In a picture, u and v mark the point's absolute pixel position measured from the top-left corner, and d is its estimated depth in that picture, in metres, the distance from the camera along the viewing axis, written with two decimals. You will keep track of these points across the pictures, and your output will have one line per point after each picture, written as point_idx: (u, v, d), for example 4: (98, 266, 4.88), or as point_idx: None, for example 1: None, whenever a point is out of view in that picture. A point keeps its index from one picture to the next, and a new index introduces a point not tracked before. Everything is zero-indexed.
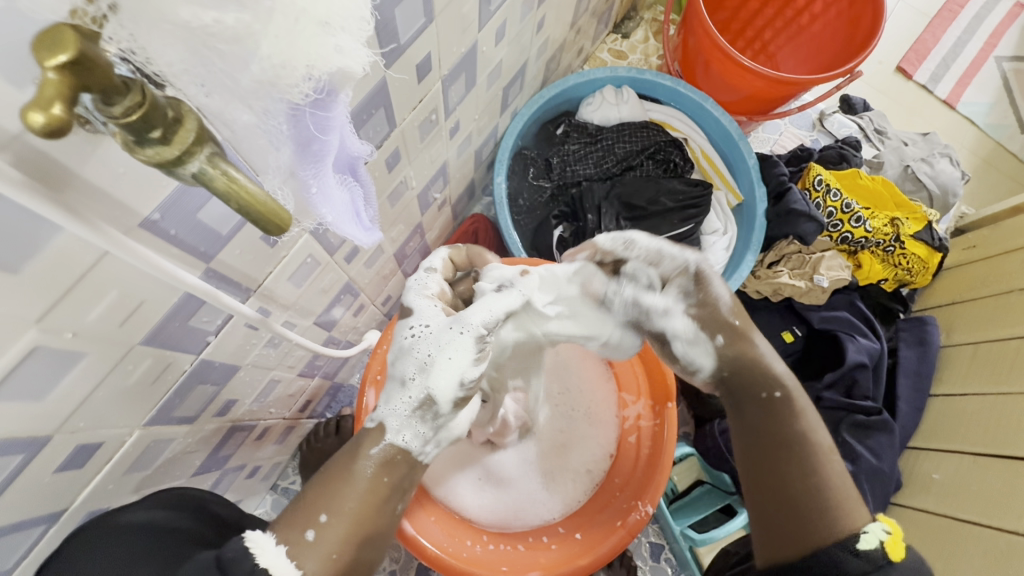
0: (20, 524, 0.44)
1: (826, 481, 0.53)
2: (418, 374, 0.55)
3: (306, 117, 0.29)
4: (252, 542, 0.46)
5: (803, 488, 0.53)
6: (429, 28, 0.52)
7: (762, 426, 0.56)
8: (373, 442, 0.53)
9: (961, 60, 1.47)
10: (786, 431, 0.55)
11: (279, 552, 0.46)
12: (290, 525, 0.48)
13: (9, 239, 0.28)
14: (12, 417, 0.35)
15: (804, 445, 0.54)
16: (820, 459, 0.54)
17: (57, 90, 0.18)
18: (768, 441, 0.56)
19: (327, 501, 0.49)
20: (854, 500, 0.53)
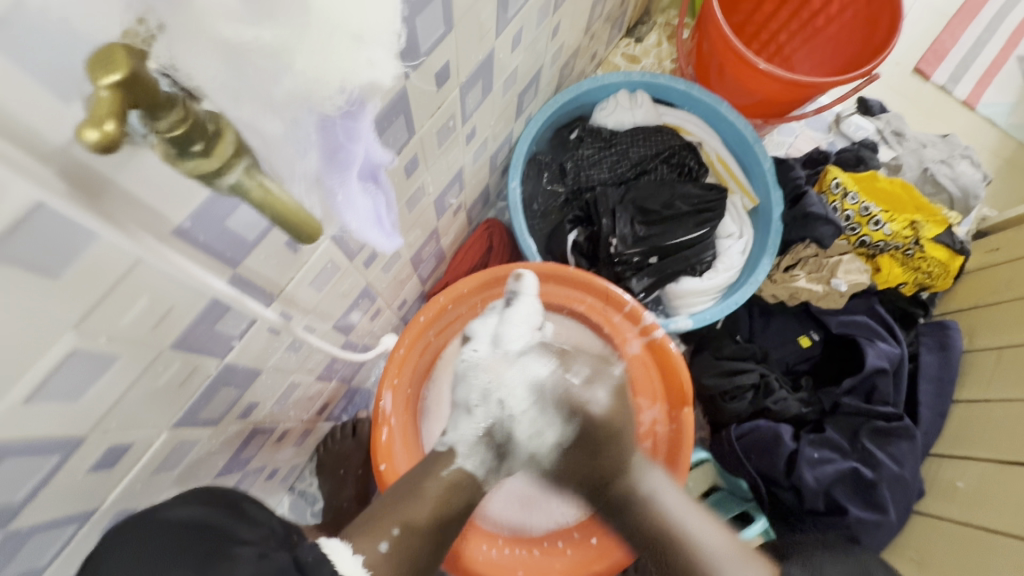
0: (54, 522, 0.45)
1: (700, 559, 0.64)
2: (478, 400, 0.76)
3: (336, 127, 0.30)
4: (328, 548, 0.56)
5: (685, 560, 0.65)
6: (448, 37, 0.52)
7: (638, 530, 0.70)
8: (446, 465, 0.70)
9: (981, 60, 1.45)
10: (650, 524, 0.69)
11: (356, 560, 0.56)
12: (365, 537, 0.59)
13: (50, 247, 0.28)
14: (48, 418, 0.36)
15: (656, 516, 0.69)
16: (672, 520, 0.68)
17: (109, 109, 0.19)
18: (634, 525, 0.71)
19: (396, 516, 0.62)
20: (719, 549, 0.64)
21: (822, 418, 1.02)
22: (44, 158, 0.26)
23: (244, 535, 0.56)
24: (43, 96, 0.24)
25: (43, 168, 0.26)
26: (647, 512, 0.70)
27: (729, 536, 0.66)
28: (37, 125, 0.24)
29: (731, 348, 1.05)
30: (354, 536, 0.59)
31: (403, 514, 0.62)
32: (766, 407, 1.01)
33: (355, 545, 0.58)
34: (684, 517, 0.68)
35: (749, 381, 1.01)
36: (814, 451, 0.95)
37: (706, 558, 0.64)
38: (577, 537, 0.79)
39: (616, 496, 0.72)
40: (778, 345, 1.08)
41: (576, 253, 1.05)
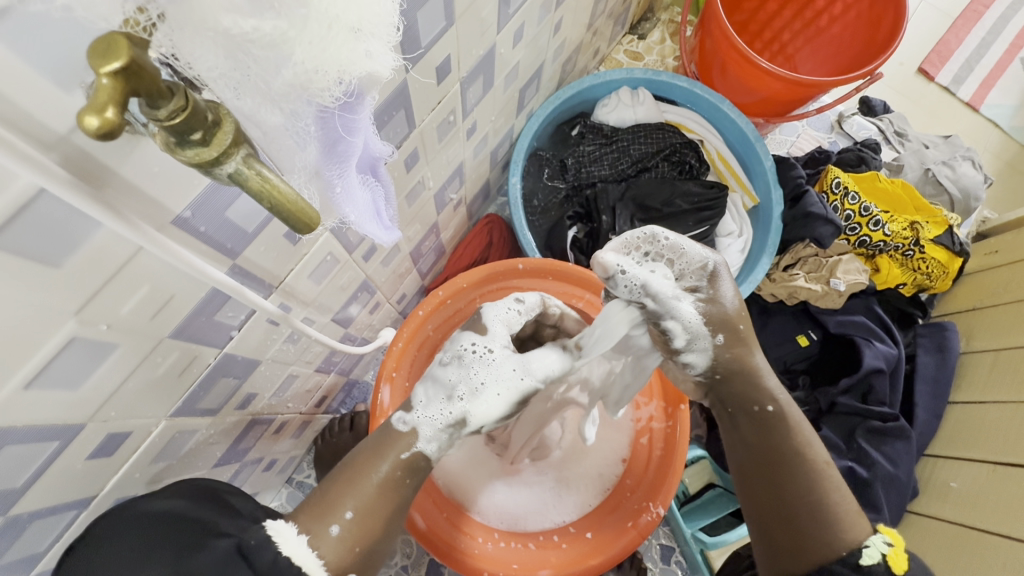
0: (53, 509, 0.46)
1: (827, 494, 0.56)
2: (466, 391, 0.57)
3: (333, 119, 0.30)
4: (276, 531, 0.49)
5: (812, 494, 0.56)
6: (449, 31, 0.53)
7: (781, 456, 0.57)
8: (404, 448, 0.55)
9: (985, 61, 1.45)
10: (792, 451, 0.57)
11: (300, 542, 0.49)
12: (313, 516, 0.50)
13: (51, 235, 0.29)
14: (48, 406, 0.37)
15: (804, 465, 0.57)
16: (819, 475, 0.57)
17: (109, 96, 0.19)
18: (770, 469, 0.58)
19: (351, 496, 0.51)
20: (847, 505, 0.57)
21: (819, 417, 1.02)
22: (46, 146, 0.26)
23: (227, 527, 0.55)
24: (44, 85, 0.24)
25: (44, 157, 0.26)
26: (794, 433, 0.58)
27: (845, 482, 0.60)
28: (38, 114, 0.25)
29: None
30: (298, 514, 0.51)
31: (356, 493, 0.51)
32: None
33: (300, 525, 0.50)
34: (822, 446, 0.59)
35: None
36: None
37: (831, 493, 0.57)
38: (572, 533, 0.80)
39: (765, 412, 0.59)
40: (777, 344, 1.07)
41: (576, 249, 1.05)
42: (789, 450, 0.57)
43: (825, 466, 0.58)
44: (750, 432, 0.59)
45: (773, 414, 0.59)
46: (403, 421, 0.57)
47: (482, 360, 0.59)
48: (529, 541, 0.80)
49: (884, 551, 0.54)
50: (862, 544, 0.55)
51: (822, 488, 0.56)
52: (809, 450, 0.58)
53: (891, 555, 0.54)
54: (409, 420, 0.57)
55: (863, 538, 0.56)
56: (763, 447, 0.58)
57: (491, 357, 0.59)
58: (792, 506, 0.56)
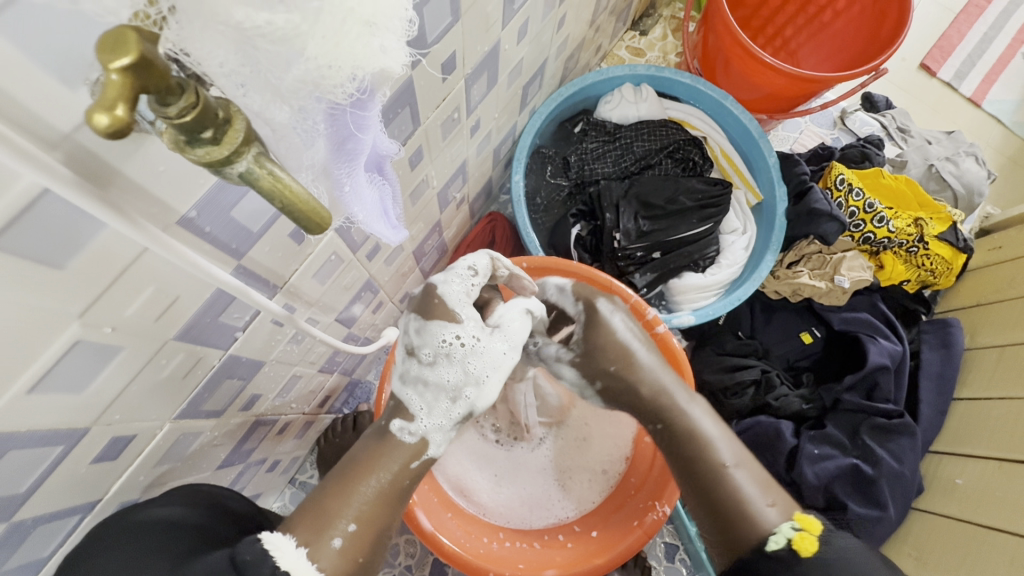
0: (57, 514, 0.45)
1: (728, 486, 0.54)
2: (470, 386, 0.56)
3: (345, 117, 0.30)
4: (273, 545, 0.46)
5: (715, 491, 0.54)
6: (456, 26, 0.52)
7: (682, 460, 0.58)
8: (413, 456, 0.54)
9: (987, 56, 1.44)
10: (688, 451, 0.57)
11: (299, 554, 0.46)
12: (312, 528, 0.48)
13: (55, 237, 0.28)
14: (52, 409, 0.36)
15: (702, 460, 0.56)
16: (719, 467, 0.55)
17: (117, 93, 0.18)
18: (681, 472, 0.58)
19: (351, 506, 0.50)
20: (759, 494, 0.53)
21: (823, 415, 1.01)
22: (48, 144, 0.25)
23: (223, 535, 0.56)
24: (47, 81, 0.23)
25: (48, 156, 0.25)
26: (689, 435, 0.58)
27: (763, 470, 0.55)
28: (39, 111, 0.24)
29: (733, 343, 1.06)
30: (296, 524, 0.49)
31: (355, 503, 0.50)
32: (766, 403, 1.00)
33: (299, 536, 0.48)
34: (726, 443, 0.57)
35: (750, 377, 1.01)
36: (814, 447, 0.96)
37: (736, 485, 0.54)
38: (577, 532, 0.80)
39: (663, 422, 0.60)
40: (780, 341, 1.07)
41: (579, 247, 1.04)
42: (687, 453, 0.57)
43: (724, 463, 0.55)
44: (659, 444, 0.61)
45: (668, 424, 0.60)
46: (406, 431, 0.55)
47: (475, 353, 0.56)
48: (534, 540, 0.80)
49: (789, 535, 0.48)
50: (769, 532, 0.50)
51: (723, 481, 0.54)
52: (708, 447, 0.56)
53: (797, 539, 0.48)
54: (415, 429, 0.55)
55: (774, 524, 0.51)
56: (669, 453, 0.60)
57: (480, 346, 0.56)
58: (707, 506, 0.55)
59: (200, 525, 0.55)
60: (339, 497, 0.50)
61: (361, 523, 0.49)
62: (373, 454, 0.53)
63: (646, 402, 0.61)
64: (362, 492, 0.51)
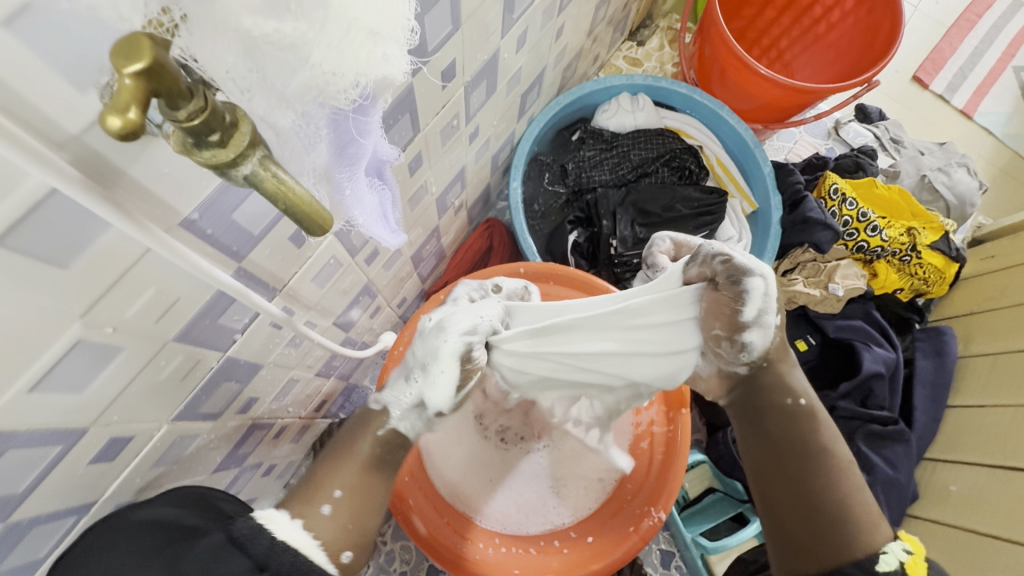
0: (53, 515, 0.45)
1: (845, 496, 0.54)
2: (416, 368, 0.56)
3: (347, 121, 0.31)
4: (266, 519, 0.47)
5: (826, 490, 0.54)
6: (455, 36, 0.53)
7: (798, 444, 0.57)
8: (378, 424, 0.56)
9: (978, 69, 1.46)
10: (809, 444, 0.57)
11: (293, 525, 0.48)
12: (302, 501, 0.50)
13: (60, 237, 0.29)
14: (52, 408, 0.36)
15: (827, 456, 0.56)
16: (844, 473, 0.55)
17: (131, 96, 0.19)
18: (791, 456, 0.56)
19: (337, 475, 0.52)
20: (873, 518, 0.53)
21: None
22: (58, 146, 0.26)
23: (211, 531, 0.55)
24: (58, 84, 0.24)
25: (56, 157, 0.26)
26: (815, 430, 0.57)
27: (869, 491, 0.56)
28: (50, 113, 0.24)
29: None
30: (290, 501, 0.50)
31: (339, 472, 0.52)
32: None
33: (289, 510, 0.49)
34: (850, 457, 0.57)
35: None
36: None
37: (845, 487, 0.54)
38: (573, 537, 0.80)
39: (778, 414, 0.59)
40: None
41: (576, 253, 1.05)
42: (808, 446, 0.56)
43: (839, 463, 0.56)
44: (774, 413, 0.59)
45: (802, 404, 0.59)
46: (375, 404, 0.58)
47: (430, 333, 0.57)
48: (530, 546, 0.80)
49: (901, 558, 0.49)
50: (879, 550, 0.50)
51: (839, 489, 0.54)
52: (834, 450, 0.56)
53: (909, 563, 0.49)
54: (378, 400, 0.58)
55: (883, 545, 0.51)
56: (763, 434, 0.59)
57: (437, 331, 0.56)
58: (806, 502, 0.54)
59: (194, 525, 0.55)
60: (326, 470, 0.52)
61: (348, 489, 0.51)
62: (347, 429, 0.56)
63: (765, 388, 0.61)
64: (347, 464, 0.53)
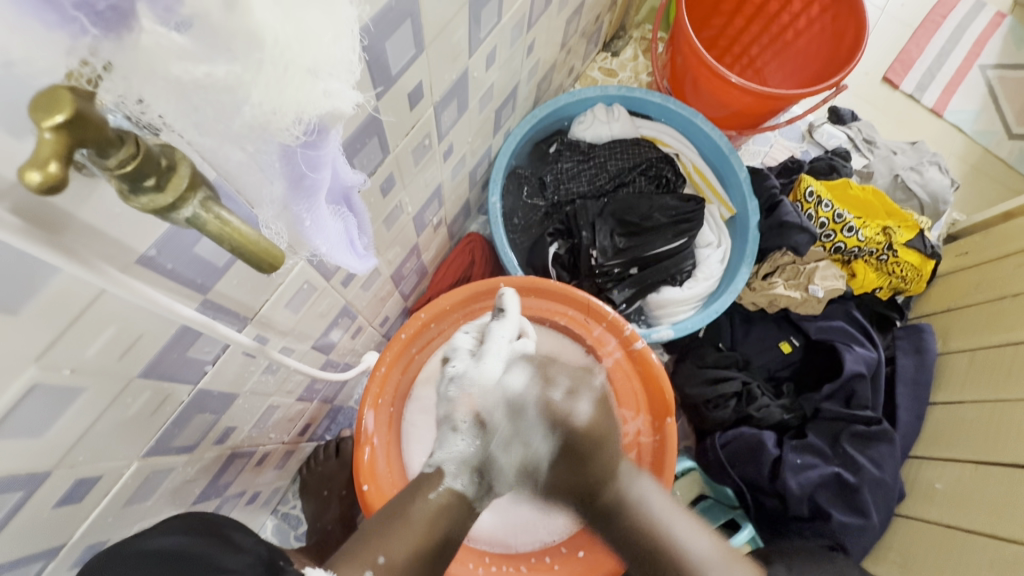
0: (19, 561, 0.44)
1: (698, 574, 0.58)
2: (460, 411, 0.68)
3: (297, 156, 0.30)
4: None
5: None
6: (420, 58, 0.53)
7: (640, 550, 0.61)
8: (434, 486, 0.63)
9: (946, 69, 1.50)
10: (656, 543, 0.60)
11: None
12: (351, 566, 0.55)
13: (6, 283, 0.28)
14: (10, 454, 0.36)
15: (665, 545, 0.60)
16: (682, 553, 0.59)
17: (51, 151, 0.19)
18: (650, 563, 0.60)
19: (382, 544, 0.56)
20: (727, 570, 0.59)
21: (804, 423, 1.02)
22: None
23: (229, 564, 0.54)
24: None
25: None
26: (639, 520, 0.61)
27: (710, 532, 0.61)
28: None
29: (714, 356, 1.06)
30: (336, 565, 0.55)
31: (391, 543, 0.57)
32: (748, 415, 1.01)
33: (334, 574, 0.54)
34: (659, 505, 0.62)
35: (732, 389, 1.02)
36: (797, 457, 0.95)
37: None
38: (564, 553, 0.80)
39: (640, 555, 0.61)
40: (759, 352, 1.09)
41: (557, 265, 1.05)
42: (651, 550, 0.60)
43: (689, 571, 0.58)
44: (605, 519, 0.63)
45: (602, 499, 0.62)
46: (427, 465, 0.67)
47: (469, 376, 0.69)
48: (520, 564, 0.80)
49: None
50: None
51: (688, 569, 0.58)
52: (655, 529, 0.60)
53: None
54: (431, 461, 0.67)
55: None
56: (625, 550, 0.62)
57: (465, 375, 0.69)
58: None
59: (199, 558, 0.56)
60: (377, 532, 0.58)
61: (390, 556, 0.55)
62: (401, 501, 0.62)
63: (612, 516, 0.62)
64: (402, 535, 0.58)
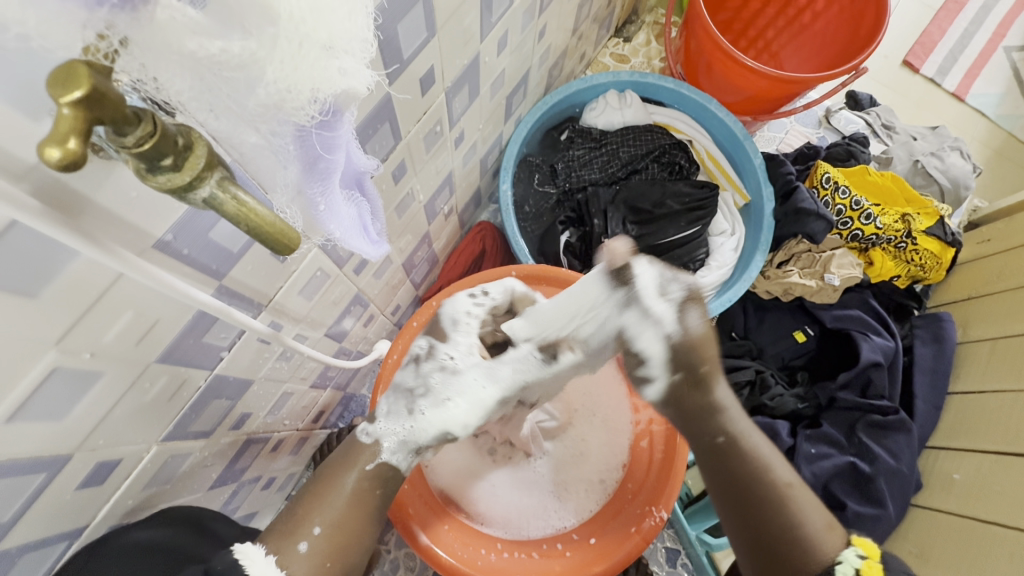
0: (43, 541, 0.45)
1: (797, 518, 0.53)
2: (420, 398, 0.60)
3: (312, 137, 0.30)
4: (244, 555, 0.50)
5: (777, 518, 0.53)
6: (432, 41, 0.52)
7: (734, 471, 0.55)
8: (368, 457, 0.57)
9: (969, 51, 1.45)
10: (764, 483, 0.54)
11: (268, 561, 0.50)
12: (280, 537, 0.51)
13: (28, 268, 0.28)
14: (34, 437, 0.36)
15: (763, 477, 0.55)
16: (782, 492, 0.54)
17: (70, 127, 0.19)
18: (731, 478, 0.55)
19: (316, 512, 0.53)
20: (819, 525, 0.53)
21: (818, 413, 1.01)
22: (17, 177, 0.25)
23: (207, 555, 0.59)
24: (13, 116, 0.23)
25: (17, 189, 0.26)
26: (742, 449, 0.56)
27: (813, 494, 0.56)
28: (10, 147, 0.24)
29: (727, 345, 1.07)
30: (270, 538, 0.52)
31: (321, 510, 0.53)
32: (762, 404, 1.00)
33: (269, 547, 0.51)
34: (776, 458, 0.56)
35: (745, 377, 1.01)
36: (812, 446, 0.95)
37: (802, 518, 0.53)
38: (576, 540, 0.80)
39: (734, 464, 0.55)
40: (773, 341, 1.07)
41: (569, 254, 1.05)
42: (737, 465, 0.55)
43: (788, 484, 0.55)
44: (705, 457, 0.58)
45: (728, 439, 0.56)
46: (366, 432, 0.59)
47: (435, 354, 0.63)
48: (532, 550, 0.79)
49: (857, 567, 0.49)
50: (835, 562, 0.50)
51: (790, 510, 0.53)
52: (767, 470, 0.55)
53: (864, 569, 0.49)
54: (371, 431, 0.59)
55: (836, 553, 0.51)
56: (720, 464, 0.56)
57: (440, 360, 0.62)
58: (751, 526, 0.54)
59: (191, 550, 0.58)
60: (307, 503, 0.54)
61: (324, 526, 0.52)
62: (333, 471, 0.57)
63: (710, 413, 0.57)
64: (331, 501, 0.54)
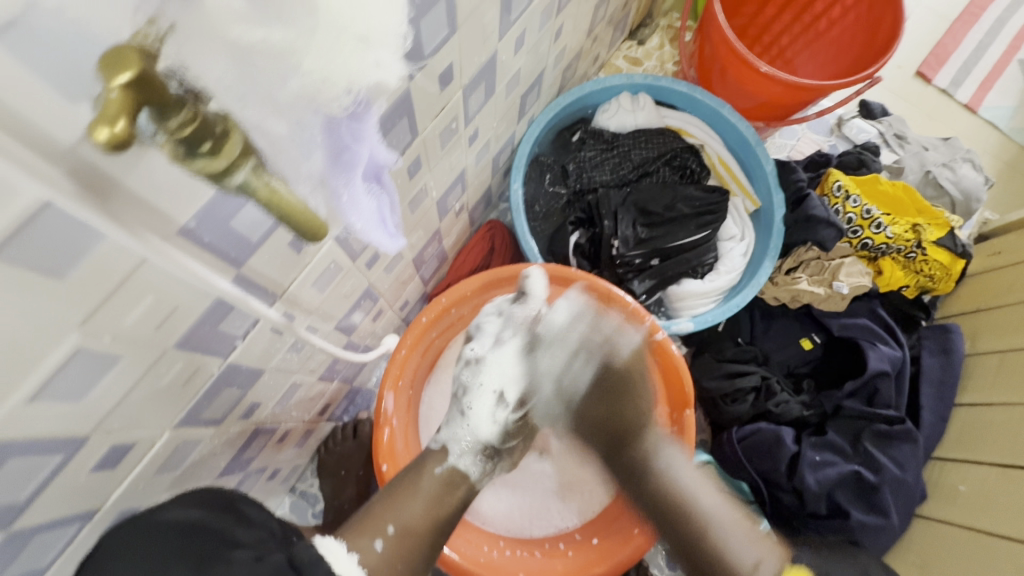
0: (57, 522, 0.45)
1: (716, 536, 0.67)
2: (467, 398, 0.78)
3: (341, 128, 0.31)
4: (327, 550, 0.57)
5: (698, 539, 0.67)
6: (453, 39, 0.53)
7: (667, 510, 0.69)
8: (438, 463, 0.71)
9: (983, 63, 1.45)
10: (686, 514, 0.68)
11: (351, 558, 0.58)
12: (361, 535, 0.61)
13: (57, 249, 0.29)
14: (53, 417, 0.37)
15: (686, 507, 0.69)
16: (703, 518, 0.68)
17: (120, 109, 0.21)
18: (668, 524, 0.69)
19: (392, 517, 0.63)
20: (736, 537, 0.67)
21: (823, 421, 1.01)
22: (53, 158, 0.26)
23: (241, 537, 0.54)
24: (52, 98, 0.24)
25: (52, 169, 0.26)
26: (668, 484, 0.70)
27: (730, 506, 0.70)
28: (47, 127, 0.24)
29: (732, 350, 1.06)
30: (347, 535, 0.61)
31: (395, 513, 0.64)
32: (767, 410, 1.00)
33: (348, 543, 0.59)
34: (703, 491, 0.70)
35: (750, 383, 1.01)
36: (816, 454, 0.95)
37: (721, 540, 0.67)
38: (578, 540, 0.80)
39: (666, 507, 0.69)
40: (780, 348, 1.07)
41: (579, 254, 1.05)
42: (671, 513, 0.69)
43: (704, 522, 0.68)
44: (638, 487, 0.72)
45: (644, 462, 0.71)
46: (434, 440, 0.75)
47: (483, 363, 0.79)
48: (535, 549, 0.80)
49: None
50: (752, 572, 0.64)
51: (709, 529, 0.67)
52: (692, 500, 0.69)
53: None
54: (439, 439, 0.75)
55: (754, 566, 0.65)
56: (648, 503, 0.71)
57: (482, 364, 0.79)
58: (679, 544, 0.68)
59: (220, 528, 0.54)
60: (384, 507, 0.64)
61: (399, 528, 0.62)
62: (407, 477, 0.68)
63: (640, 457, 0.72)
64: (405, 506, 0.65)
